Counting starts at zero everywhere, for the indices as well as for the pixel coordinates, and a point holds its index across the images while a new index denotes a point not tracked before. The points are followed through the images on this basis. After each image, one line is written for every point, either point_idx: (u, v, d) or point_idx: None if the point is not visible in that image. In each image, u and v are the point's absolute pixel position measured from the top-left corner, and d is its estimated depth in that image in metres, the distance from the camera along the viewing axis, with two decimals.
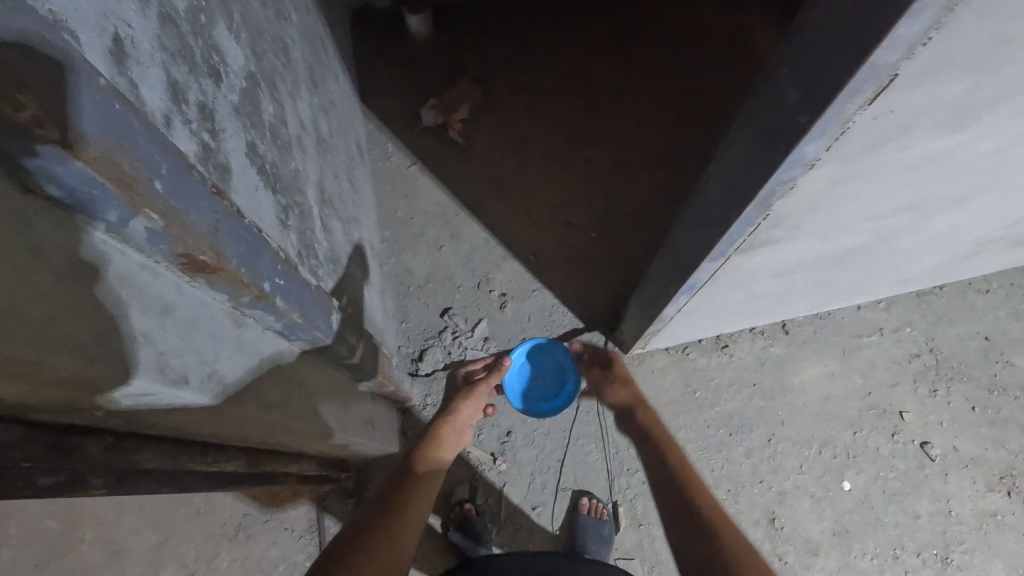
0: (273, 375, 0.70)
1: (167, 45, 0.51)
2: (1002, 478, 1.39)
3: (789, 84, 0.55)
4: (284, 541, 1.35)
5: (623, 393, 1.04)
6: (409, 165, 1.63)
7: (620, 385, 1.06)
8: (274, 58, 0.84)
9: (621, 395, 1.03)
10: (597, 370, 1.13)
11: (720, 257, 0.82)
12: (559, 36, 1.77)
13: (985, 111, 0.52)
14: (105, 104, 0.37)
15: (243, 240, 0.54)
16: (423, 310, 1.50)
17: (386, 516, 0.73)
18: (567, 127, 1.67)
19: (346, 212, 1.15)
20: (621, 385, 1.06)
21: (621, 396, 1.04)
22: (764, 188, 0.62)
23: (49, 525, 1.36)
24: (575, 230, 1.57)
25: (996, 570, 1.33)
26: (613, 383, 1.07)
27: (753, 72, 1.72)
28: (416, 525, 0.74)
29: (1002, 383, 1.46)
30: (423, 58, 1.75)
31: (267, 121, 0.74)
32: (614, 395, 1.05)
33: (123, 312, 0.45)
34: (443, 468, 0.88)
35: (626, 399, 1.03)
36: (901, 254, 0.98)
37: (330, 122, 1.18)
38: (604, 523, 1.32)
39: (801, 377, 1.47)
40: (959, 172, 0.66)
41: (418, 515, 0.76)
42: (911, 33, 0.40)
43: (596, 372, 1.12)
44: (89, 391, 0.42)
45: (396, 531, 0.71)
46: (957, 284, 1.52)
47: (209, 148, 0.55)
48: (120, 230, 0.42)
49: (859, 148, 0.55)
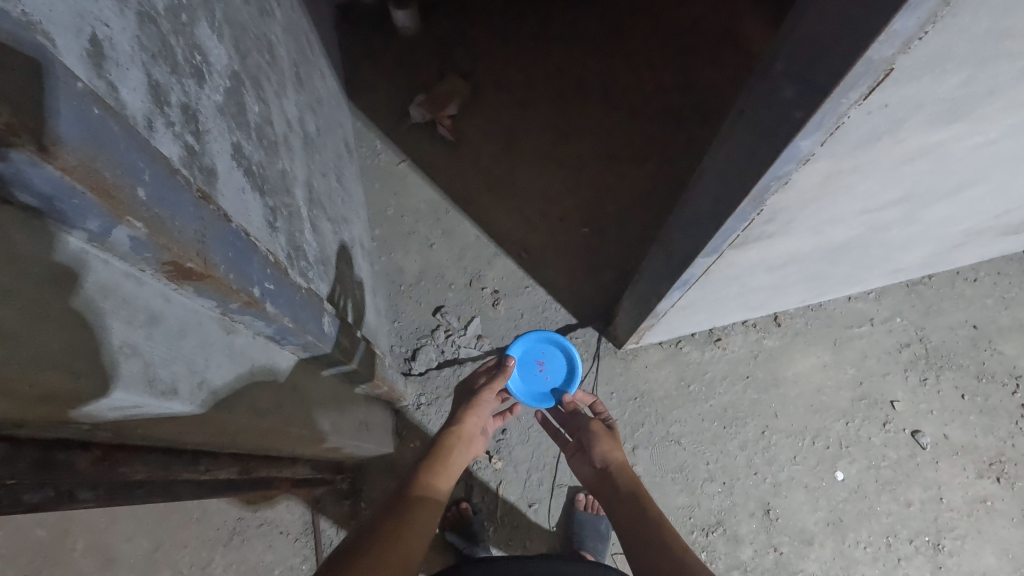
0: (265, 382, 0.69)
1: (148, 46, 0.50)
2: (992, 464, 1.41)
3: (783, 78, 0.54)
4: (280, 545, 1.34)
5: (614, 453, 0.95)
6: (398, 163, 1.61)
7: (612, 443, 0.97)
8: (259, 56, 0.82)
9: (614, 456, 0.94)
10: (596, 422, 1.02)
11: (714, 253, 0.82)
12: (548, 30, 1.76)
13: (979, 103, 0.52)
14: (83, 108, 0.36)
15: (231, 246, 0.53)
16: (415, 309, 1.49)
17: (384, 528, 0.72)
18: (557, 121, 1.66)
19: (335, 212, 1.14)
20: (612, 443, 0.97)
21: (611, 456, 0.94)
22: (758, 184, 0.62)
23: (39, 534, 1.33)
24: (567, 226, 1.56)
25: (986, 555, 1.36)
26: (606, 439, 0.98)
27: (742, 65, 1.71)
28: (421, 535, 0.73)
29: (991, 371, 1.48)
30: (411, 54, 1.73)
31: (252, 122, 0.73)
32: (606, 454, 0.95)
33: (106, 324, 0.43)
34: (447, 485, 0.86)
35: (619, 462, 0.94)
36: (892, 246, 0.98)
37: (317, 120, 1.16)
38: (600, 518, 1.36)
39: (794, 369, 1.47)
40: (952, 164, 0.65)
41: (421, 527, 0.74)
42: (908, 28, 0.39)
43: (597, 424, 1.01)
44: (72, 406, 0.40)
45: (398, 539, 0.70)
46: (945, 274, 1.54)
47: (193, 151, 0.54)
48: (102, 239, 0.41)
49: (853, 143, 0.54)
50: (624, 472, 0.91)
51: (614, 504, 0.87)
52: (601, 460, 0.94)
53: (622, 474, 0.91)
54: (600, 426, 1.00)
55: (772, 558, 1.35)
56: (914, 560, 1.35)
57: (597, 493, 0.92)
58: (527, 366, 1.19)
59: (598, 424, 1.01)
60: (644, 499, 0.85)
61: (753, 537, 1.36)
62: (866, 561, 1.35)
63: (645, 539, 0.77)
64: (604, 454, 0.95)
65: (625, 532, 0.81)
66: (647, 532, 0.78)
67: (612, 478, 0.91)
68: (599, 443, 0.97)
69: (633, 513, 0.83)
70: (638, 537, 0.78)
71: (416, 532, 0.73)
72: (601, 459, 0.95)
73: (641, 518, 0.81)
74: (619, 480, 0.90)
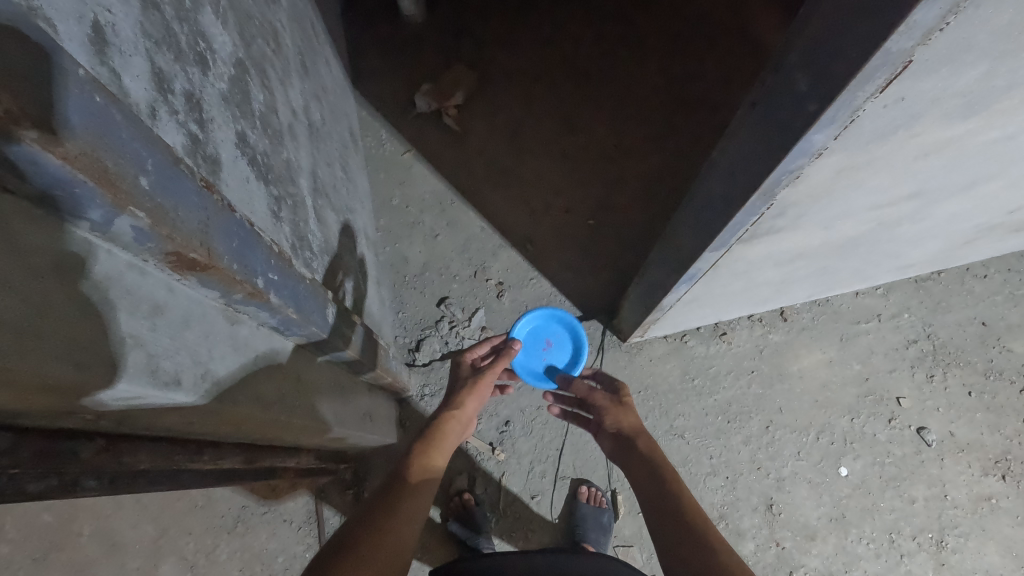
0: (269, 372, 0.69)
1: (151, 32, 0.49)
2: (998, 462, 1.41)
3: (798, 71, 0.53)
4: (283, 533, 1.35)
5: (628, 420, 0.95)
6: (404, 152, 1.60)
7: (624, 411, 0.96)
8: (263, 43, 0.81)
9: (626, 423, 0.94)
10: (601, 392, 1.01)
11: (722, 247, 0.81)
12: (556, 20, 1.74)
13: (997, 97, 0.51)
14: (85, 95, 0.35)
15: (235, 236, 0.52)
16: (419, 300, 1.48)
17: (373, 521, 0.70)
18: (563, 111, 1.64)
19: (340, 201, 1.13)
20: (625, 411, 0.96)
21: (624, 423, 0.94)
22: (769, 177, 0.60)
23: (46, 519, 1.35)
24: (572, 218, 1.55)
25: (989, 553, 1.35)
26: (619, 407, 0.97)
27: (753, 55, 1.69)
28: (410, 528, 0.72)
29: (999, 368, 1.47)
30: (416, 44, 1.71)
31: (257, 110, 0.72)
32: (618, 421, 0.95)
33: (110, 315, 0.43)
34: (437, 473, 0.83)
35: (631, 427, 0.93)
36: (903, 241, 0.97)
37: (322, 109, 1.15)
38: (603, 511, 1.34)
39: (799, 364, 1.47)
40: (966, 160, 0.64)
41: (410, 521, 0.73)
42: (929, 19, 0.38)
43: (603, 395, 1.00)
44: (76, 395, 0.40)
45: (387, 533, 0.69)
46: (955, 270, 1.52)
47: (198, 140, 0.53)
48: (105, 229, 0.40)
49: (866, 137, 0.53)
50: (640, 439, 0.90)
51: (632, 469, 0.87)
52: (614, 429, 0.95)
53: (637, 440, 0.90)
54: (606, 397, 0.99)
55: (774, 553, 1.35)
56: (917, 557, 1.35)
57: (618, 461, 0.93)
58: (535, 342, 1.22)
59: (604, 394, 1.00)
60: (660, 463, 0.85)
61: (755, 532, 1.36)
62: (868, 557, 1.35)
63: (665, 505, 0.78)
64: (620, 420, 0.95)
65: (642, 497, 0.82)
66: (661, 499, 0.79)
67: (626, 443, 0.91)
68: (610, 412, 0.97)
69: (648, 481, 0.83)
70: (655, 505, 0.79)
71: (403, 527, 0.71)
72: (614, 425, 0.95)
73: (657, 481, 0.82)
74: (635, 442, 0.90)
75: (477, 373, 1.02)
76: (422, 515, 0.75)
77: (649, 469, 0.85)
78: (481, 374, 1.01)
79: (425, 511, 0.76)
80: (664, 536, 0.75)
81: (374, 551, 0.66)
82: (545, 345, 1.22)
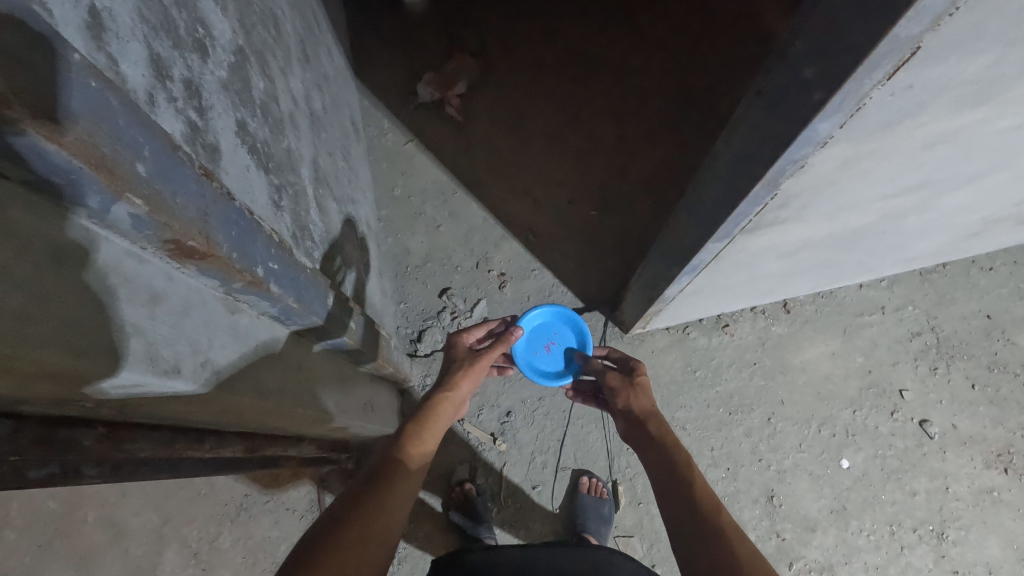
0: (270, 361, 0.69)
1: (148, 18, 0.48)
2: (1000, 455, 1.40)
3: (803, 59, 0.53)
4: (285, 521, 1.36)
5: (641, 401, 0.94)
6: (406, 142, 1.59)
7: (637, 392, 0.95)
8: (263, 30, 0.80)
9: (640, 404, 0.93)
10: (614, 373, 0.99)
11: (725, 238, 0.81)
12: (560, 9, 1.72)
13: (1007, 85, 0.50)
14: (81, 81, 0.35)
15: (234, 224, 0.52)
16: (421, 290, 1.48)
17: (365, 502, 0.70)
18: (566, 102, 1.63)
19: (342, 190, 1.13)
20: (637, 391, 0.95)
21: (635, 404, 0.93)
22: (773, 167, 0.60)
23: (51, 507, 1.36)
24: (574, 209, 1.55)
25: (990, 545, 1.35)
26: (629, 390, 0.96)
27: (759, 43, 1.66)
28: (400, 511, 0.72)
29: (1003, 362, 1.46)
30: (419, 33, 1.70)
31: (257, 98, 0.72)
32: (631, 404, 0.93)
33: (111, 303, 0.43)
34: (427, 459, 0.84)
35: (644, 409, 0.92)
36: (906, 233, 0.96)
37: (324, 98, 1.15)
38: (603, 502, 1.34)
39: (802, 357, 1.46)
40: (976, 149, 0.63)
41: (398, 505, 0.72)
42: (939, 4, 0.37)
43: (614, 377, 0.98)
44: (76, 383, 0.40)
45: (378, 516, 0.69)
46: (961, 262, 1.51)
47: (197, 127, 0.53)
48: (102, 216, 0.40)
49: (873, 126, 0.52)
50: (653, 422, 0.89)
51: (645, 453, 0.87)
52: (626, 411, 0.94)
53: (650, 422, 0.89)
54: (617, 378, 0.97)
55: (773, 544, 1.36)
56: (917, 549, 1.35)
57: (632, 444, 0.92)
58: (559, 349, 1.21)
59: (615, 376, 0.98)
60: (672, 445, 0.84)
61: (755, 523, 1.37)
62: (868, 549, 1.36)
63: (675, 490, 0.78)
64: (630, 403, 0.93)
65: (655, 480, 0.82)
66: (674, 485, 0.79)
67: (639, 425, 0.90)
68: (621, 393, 0.95)
69: (660, 465, 0.83)
70: (667, 490, 0.79)
71: (392, 512, 0.71)
72: (626, 408, 0.94)
73: (668, 466, 0.81)
74: (646, 426, 0.89)
75: (473, 355, 1.01)
76: (412, 497, 0.76)
77: (658, 452, 0.85)
78: (476, 358, 1.01)
79: (415, 494, 0.76)
80: (675, 522, 0.75)
81: (362, 533, 0.66)
82: (547, 352, 1.21)
